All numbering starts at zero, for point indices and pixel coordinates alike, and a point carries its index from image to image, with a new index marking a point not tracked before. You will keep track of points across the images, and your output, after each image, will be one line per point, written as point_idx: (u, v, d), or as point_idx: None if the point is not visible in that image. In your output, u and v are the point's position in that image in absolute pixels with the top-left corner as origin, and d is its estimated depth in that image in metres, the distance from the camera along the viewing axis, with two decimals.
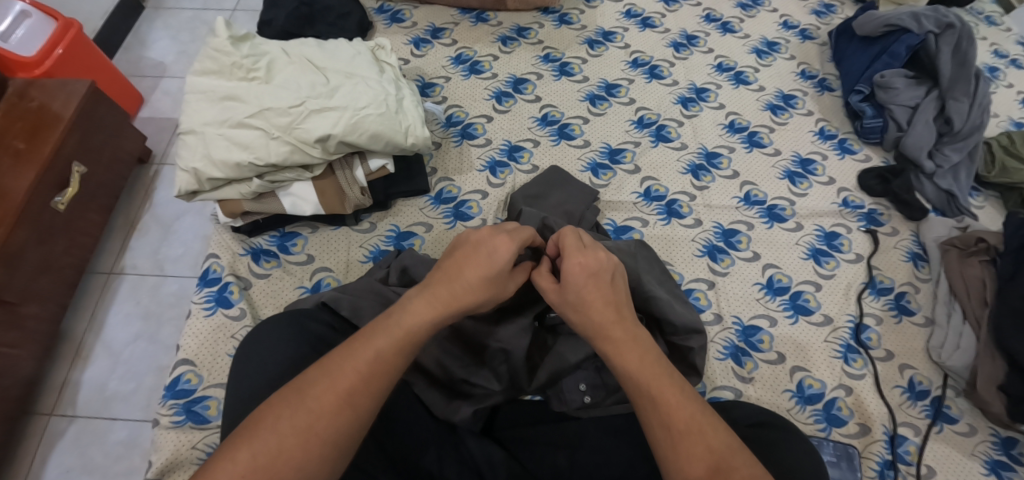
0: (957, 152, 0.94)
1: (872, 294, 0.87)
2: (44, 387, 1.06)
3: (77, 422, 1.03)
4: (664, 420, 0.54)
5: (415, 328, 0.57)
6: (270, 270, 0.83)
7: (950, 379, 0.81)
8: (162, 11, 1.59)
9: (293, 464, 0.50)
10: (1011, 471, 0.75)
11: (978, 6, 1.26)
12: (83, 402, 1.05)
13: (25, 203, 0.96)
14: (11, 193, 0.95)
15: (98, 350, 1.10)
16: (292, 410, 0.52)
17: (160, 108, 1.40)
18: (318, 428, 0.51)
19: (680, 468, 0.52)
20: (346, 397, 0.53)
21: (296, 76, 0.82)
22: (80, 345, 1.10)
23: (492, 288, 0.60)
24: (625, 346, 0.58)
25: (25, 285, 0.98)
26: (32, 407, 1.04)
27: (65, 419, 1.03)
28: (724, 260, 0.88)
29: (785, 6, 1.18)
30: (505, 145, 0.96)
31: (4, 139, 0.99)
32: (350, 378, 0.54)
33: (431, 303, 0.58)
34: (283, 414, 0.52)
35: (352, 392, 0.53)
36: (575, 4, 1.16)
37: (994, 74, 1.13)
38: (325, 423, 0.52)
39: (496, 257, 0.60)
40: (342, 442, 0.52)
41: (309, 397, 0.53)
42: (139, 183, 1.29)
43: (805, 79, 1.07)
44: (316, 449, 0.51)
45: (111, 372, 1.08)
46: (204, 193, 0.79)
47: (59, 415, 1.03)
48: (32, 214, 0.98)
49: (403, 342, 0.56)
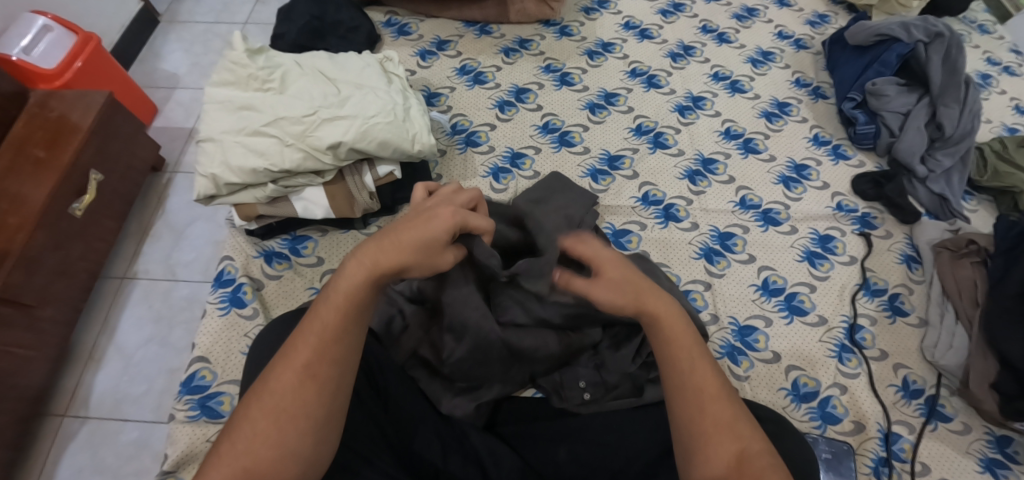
0: (949, 157, 0.96)
1: (866, 295, 0.89)
2: (59, 389, 1.09)
3: (89, 423, 1.06)
4: (696, 385, 0.55)
5: (351, 292, 0.58)
6: (282, 272, 0.87)
7: (944, 378, 0.83)
8: (176, 25, 1.65)
9: (272, 443, 0.52)
10: (1006, 469, 0.77)
11: (971, 15, 1.29)
12: (96, 404, 1.08)
13: (44, 209, 1.00)
14: (31, 200, 0.99)
15: (110, 353, 1.13)
16: (264, 396, 0.54)
17: (173, 118, 1.46)
18: (286, 404, 0.54)
19: (703, 435, 0.52)
20: (304, 370, 0.55)
21: (308, 86, 0.86)
22: (93, 349, 1.14)
23: (425, 250, 0.59)
24: (669, 316, 0.59)
25: (43, 288, 1.02)
26: (45, 409, 1.07)
27: (78, 420, 1.06)
28: (720, 262, 0.91)
29: (780, 17, 1.21)
30: (507, 152, 1.00)
31: (25, 148, 1.04)
32: (305, 352, 0.56)
33: (361, 268, 0.59)
34: (252, 401, 0.54)
35: (309, 363, 0.55)
36: (575, 17, 1.20)
37: (987, 81, 1.15)
38: (290, 399, 0.54)
39: (414, 216, 0.61)
40: (313, 411, 0.54)
41: (271, 380, 0.55)
42: (153, 190, 1.34)
43: (800, 87, 1.10)
44: (289, 424, 0.53)
45: (123, 373, 1.11)
46: (221, 198, 0.83)
47: (73, 415, 1.07)
48: (50, 219, 1.02)
49: (344, 308, 0.58)
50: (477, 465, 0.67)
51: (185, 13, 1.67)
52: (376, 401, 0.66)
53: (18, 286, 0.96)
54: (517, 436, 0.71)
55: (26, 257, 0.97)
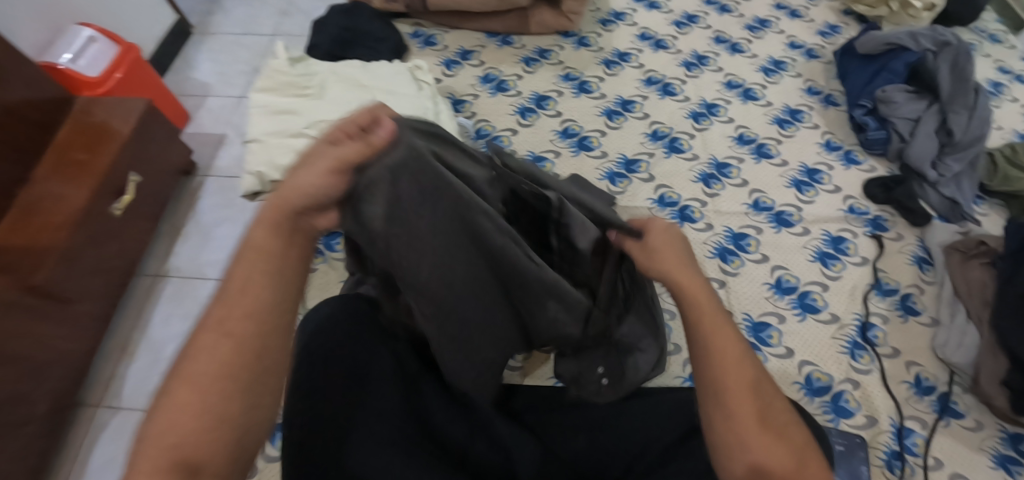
0: (958, 162, 0.98)
1: (878, 294, 0.91)
2: (93, 381, 1.15)
3: (120, 414, 1.11)
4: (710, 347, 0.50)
5: (261, 243, 0.49)
6: (317, 266, 0.92)
7: (956, 375, 0.85)
8: (208, 36, 1.73)
9: (188, 413, 0.44)
10: (1019, 465, 0.78)
11: (982, 25, 1.31)
12: (128, 395, 1.13)
13: (86, 206, 1.06)
14: (75, 198, 1.06)
15: (142, 348, 1.19)
16: (183, 372, 0.45)
17: (204, 125, 1.52)
18: (203, 372, 0.45)
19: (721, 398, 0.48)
20: (220, 327, 0.47)
21: (343, 92, 0.92)
22: (125, 343, 1.19)
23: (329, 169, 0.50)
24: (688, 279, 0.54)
25: (81, 284, 1.08)
26: (80, 399, 1.12)
27: (111, 411, 1.11)
28: (735, 261, 0.94)
29: (792, 28, 1.25)
30: (529, 155, 1.04)
31: (70, 151, 1.11)
32: (218, 311, 0.48)
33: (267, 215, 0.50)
34: (166, 382, 0.46)
35: (224, 319, 0.47)
36: (593, 28, 1.25)
37: (998, 89, 1.18)
38: (206, 363, 0.45)
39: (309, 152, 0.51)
40: (240, 371, 0.46)
41: (185, 354, 0.46)
42: (185, 193, 1.40)
43: (811, 95, 1.14)
44: (210, 389, 0.45)
45: (154, 367, 1.16)
46: (262, 195, 0.89)
47: (106, 406, 1.12)
48: (92, 218, 1.08)
49: (255, 259, 0.49)
50: (502, 450, 0.68)
51: (216, 25, 1.76)
52: (406, 383, 0.69)
53: (60, 281, 1.02)
54: (540, 425, 0.74)
55: (68, 253, 1.03)
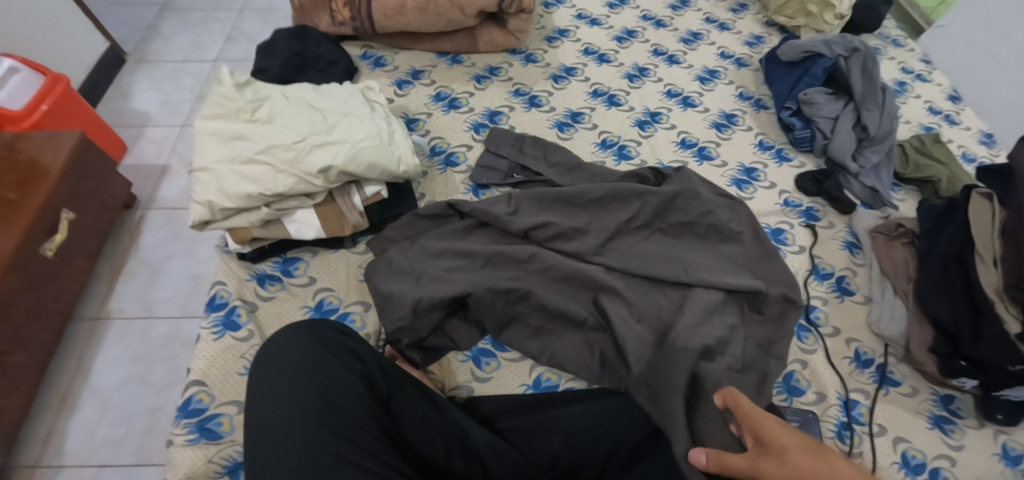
0: (876, 154, 1.08)
1: (816, 279, 0.99)
2: (27, 439, 1.07)
3: (63, 472, 1.05)
4: None
5: None
6: (275, 293, 0.91)
7: (890, 347, 0.92)
8: (143, 64, 1.67)
9: None
10: (952, 423, 0.86)
11: (885, 31, 1.46)
12: (72, 451, 1.07)
13: (16, 251, 1.00)
14: (6, 240, 1.00)
15: (86, 397, 1.12)
16: None
17: (145, 155, 1.47)
18: None
19: None
20: None
21: (296, 116, 0.92)
22: (66, 394, 1.13)
23: None
24: None
25: (15, 334, 1.02)
26: (15, 460, 1.05)
27: (52, 469, 1.05)
28: (809, 338, 0.93)
29: (721, 39, 1.35)
30: (485, 112, 1.15)
31: None
32: None
33: None
34: None
35: None
36: (539, 45, 1.30)
37: (903, 87, 1.31)
38: None
39: None
40: None
41: None
42: (124, 230, 1.35)
43: (744, 100, 1.23)
44: None
45: (100, 417, 1.10)
46: (216, 223, 0.87)
47: (45, 466, 1.05)
48: (23, 261, 1.02)
49: None
50: (480, 462, 0.73)
51: (153, 52, 1.71)
52: (381, 408, 0.72)
53: None
54: (515, 433, 0.79)
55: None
